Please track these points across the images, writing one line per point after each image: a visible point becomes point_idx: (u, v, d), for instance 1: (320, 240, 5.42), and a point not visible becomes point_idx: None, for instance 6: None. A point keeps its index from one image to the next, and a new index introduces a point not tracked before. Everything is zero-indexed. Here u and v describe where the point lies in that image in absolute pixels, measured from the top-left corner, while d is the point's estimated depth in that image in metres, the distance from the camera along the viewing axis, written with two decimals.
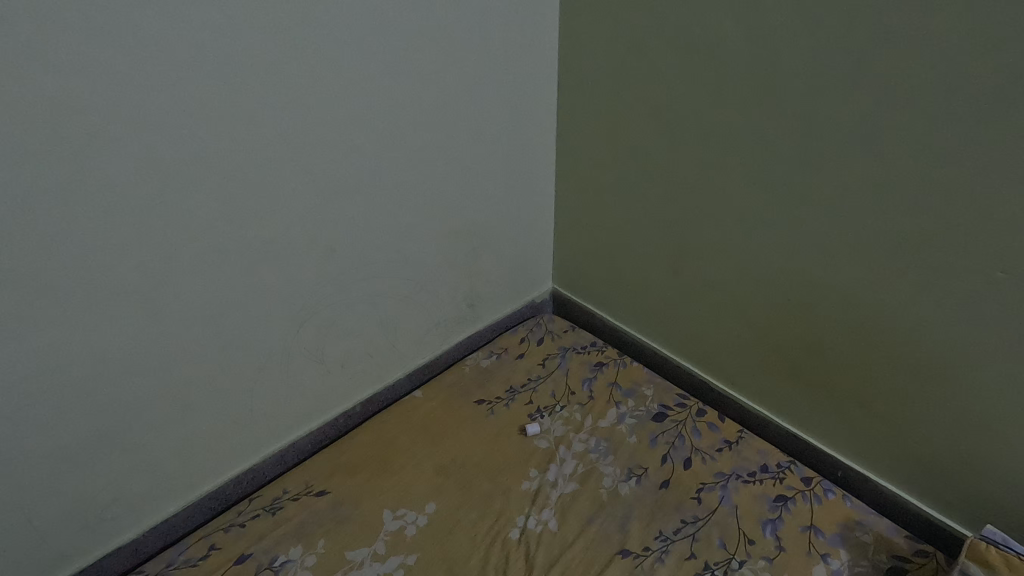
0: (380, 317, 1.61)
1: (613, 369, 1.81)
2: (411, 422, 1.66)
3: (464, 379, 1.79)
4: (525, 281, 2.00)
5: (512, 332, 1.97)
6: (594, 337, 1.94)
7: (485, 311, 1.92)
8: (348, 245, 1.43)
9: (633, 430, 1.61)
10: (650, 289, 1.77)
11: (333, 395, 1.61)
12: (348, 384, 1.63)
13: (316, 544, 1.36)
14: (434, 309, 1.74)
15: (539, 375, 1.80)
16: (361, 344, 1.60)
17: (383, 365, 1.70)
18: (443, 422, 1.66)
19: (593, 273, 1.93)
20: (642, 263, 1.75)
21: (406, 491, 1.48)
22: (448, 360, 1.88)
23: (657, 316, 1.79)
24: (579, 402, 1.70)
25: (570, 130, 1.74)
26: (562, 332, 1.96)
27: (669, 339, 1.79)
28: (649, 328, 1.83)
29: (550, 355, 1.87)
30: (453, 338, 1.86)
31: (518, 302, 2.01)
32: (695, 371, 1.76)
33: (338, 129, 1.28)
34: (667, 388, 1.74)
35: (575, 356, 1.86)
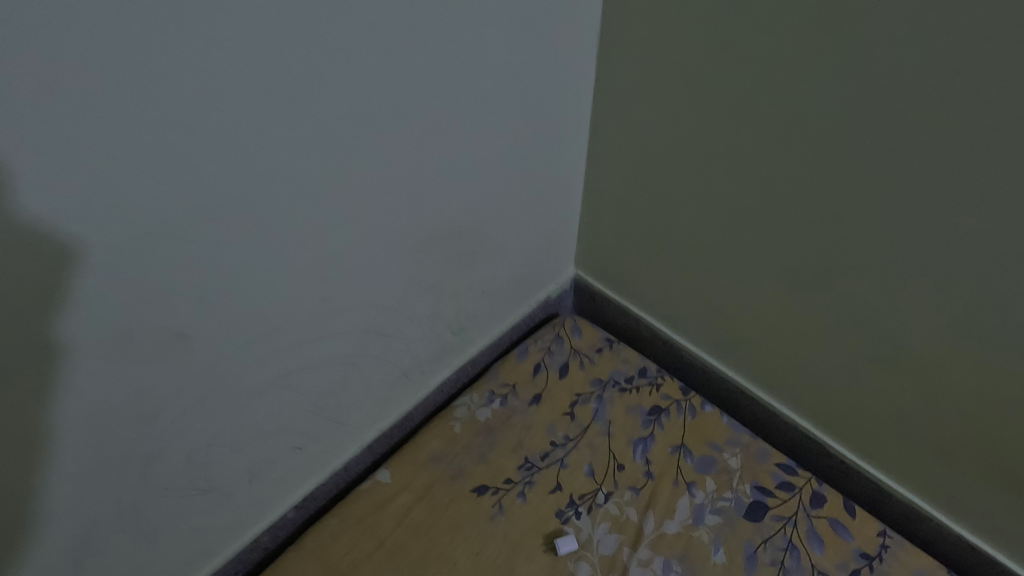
0: (309, 395, 0.95)
1: (677, 423, 1.20)
2: (380, 539, 1.07)
3: (455, 448, 1.18)
4: (537, 277, 1.32)
5: (520, 354, 1.32)
6: (643, 359, 1.31)
7: (477, 332, 1.25)
8: (226, 306, 0.74)
9: (718, 540, 1.05)
10: (748, 308, 1.11)
11: (245, 515, 1.00)
12: (269, 493, 1.01)
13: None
14: (399, 355, 1.08)
15: (567, 435, 1.20)
16: (281, 439, 0.96)
17: (324, 451, 1.07)
18: (429, 536, 1.08)
19: (645, 268, 1.25)
20: (741, 271, 1.07)
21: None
22: (427, 408, 1.25)
23: (752, 345, 1.16)
24: (633, 486, 1.13)
25: (622, 42, 0.97)
26: (594, 353, 1.32)
27: (770, 378, 1.17)
28: (734, 356, 1.21)
29: (580, 397, 1.25)
30: (432, 380, 1.22)
31: (526, 308, 1.35)
32: (804, 428, 1.17)
33: (140, 89, 0.54)
34: (762, 456, 1.15)
35: (618, 398, 1.25)
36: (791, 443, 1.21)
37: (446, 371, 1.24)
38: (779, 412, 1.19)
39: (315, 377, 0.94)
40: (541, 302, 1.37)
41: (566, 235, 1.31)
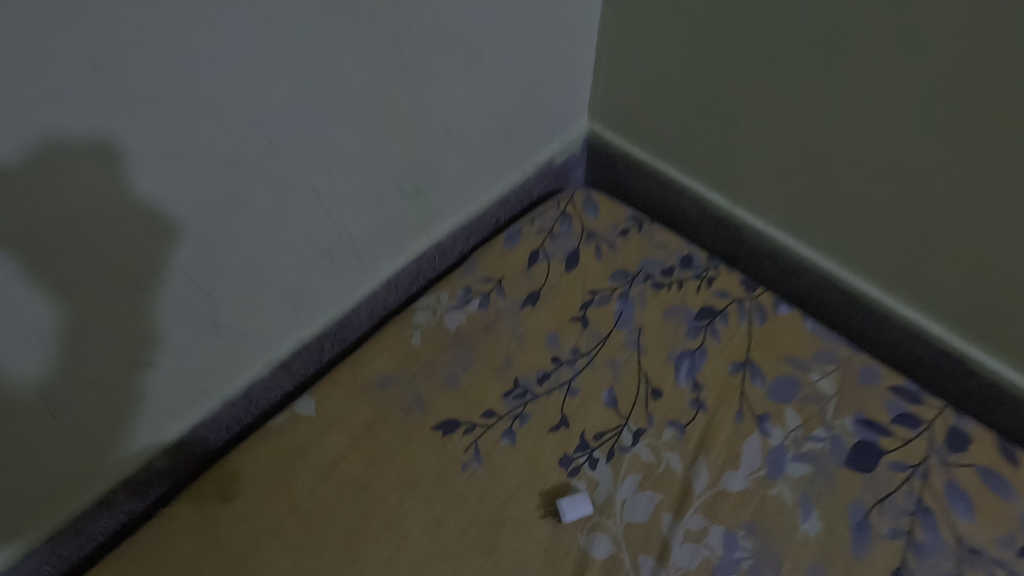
0: (210, 257, 0.61)
1: (739, 332, 0.82)
2: (296, 500, 0.72)
3: (412, 369, 0.81)
4: (531, 125, 0.91)
5: (509, 240, 0.93)
6: (687, 245, 0.91)
7: (445, 201, 0.86)
8: (116, 159, 0.49)
9: (808, 501, 0.69)
10: (858, 150, 0.70)
11: (131, 435, 0.68)
12: (168, 405, 0.69)
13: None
14: (355, 211, 0.73)
15: (576, 349, 0.82)
16: (175, 325, 0.63)
17: (245, 348, 0.74)
18: (369, 494, 0.72)
19: (692, 104, 0.83)
20: (854, 88, 0.66)
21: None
22: (376, 314, 0.87)
23: (857, 211, 0.75)
24: (674, 421, 0.75)
25: None
26: (616, 237, 0.92)
27: (883, 264, 0.78)
28: (825, 233, 0.81)
29: (596, 296, 0.86)
30: (378, 272, 0.83)
31: (519, 175, 0.95)
32: (937, 336, 0.78)
33: None
34: (870, 377, 0.77)
35: (650, 297, 0.86)
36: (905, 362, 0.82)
37: (401, 260, 0.85)
38: (898, 314, 0.79)
39: (256, 236, 0.64)
40: (540, 168, 0.97)
41: (572, 66, 0.89)
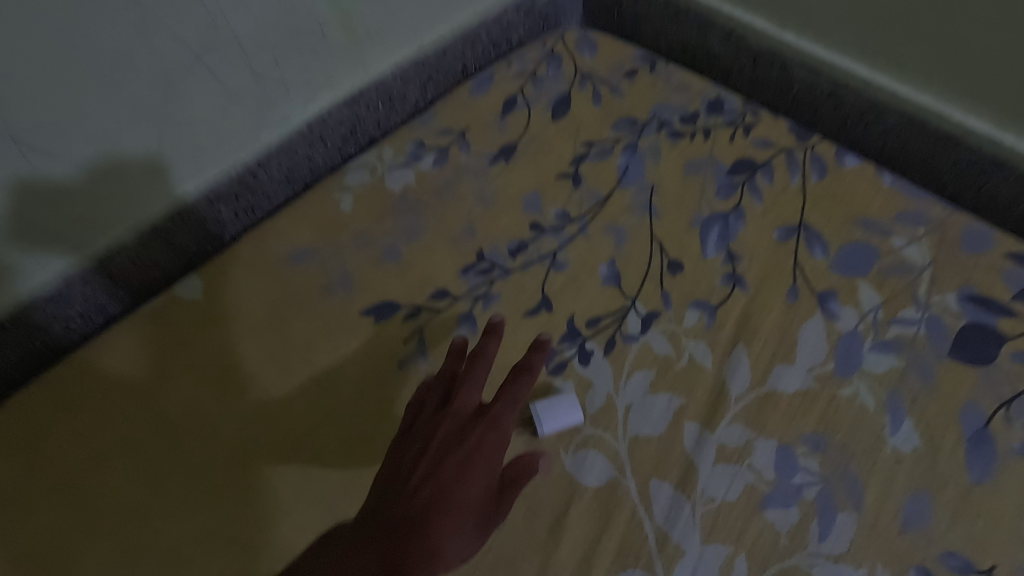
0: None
1: (790, 190, 0.59)
2: (161, 405, 0.51)
3: (337, 242, 0.59)
4: None
5: (478, 86, 0.69)
6: (715, 87, 0.68)
7: (384, 18, 0.62)
8: None
9: (898, 405, 0.47)
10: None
11: (70, 246, 0.53)
12: (116, 212, 0.54)
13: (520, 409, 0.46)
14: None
15: (564, 214, 0.60)
16: (124, 78, 0.47)
17: (217, 161, 0.57)
18: (267, 399, 0.51)
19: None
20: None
21: (452, 488, 0.41)
22: (296, 178, 0.65)
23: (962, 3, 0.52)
24: (701, 302, 0.53)
25: None
26: (620, 79, 0.69)
27: (997, 83, 0.55)
28: (910, 49, 0.58)
29: (592, 148, 0.64)
30: (292, 115, 0.61)
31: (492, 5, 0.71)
32: None
33: None
34: (978, 243, 0.54)
35: (667, 148, 0.63)
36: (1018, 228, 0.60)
37: (325, 102, 0.63)
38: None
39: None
40: None
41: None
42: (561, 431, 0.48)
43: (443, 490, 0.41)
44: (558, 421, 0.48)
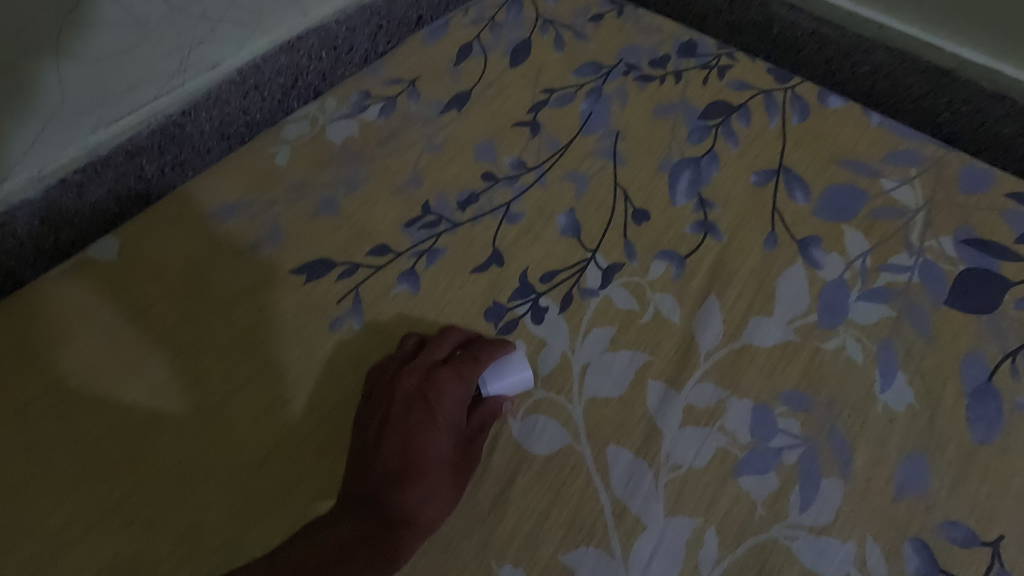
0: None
1: (769, 132, 0.54)
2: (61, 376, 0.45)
3: (268, 196, 0.54)
4: None
5: (432, 33, 0.64)
6: (688, 30, 0.62)
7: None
8: None
9: (890, 357, 0.42)
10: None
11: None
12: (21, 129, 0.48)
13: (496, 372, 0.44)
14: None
15: (521, 163, 0.54)
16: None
17: (135, 97, 0.52)
18: (202, 374, 0.46)
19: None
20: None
21: (424, 445, 0.39)
22: (229, 131, 0.58)
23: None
24: (670, 251, 0.48)
25: None
26: (586, 23, 0.63)
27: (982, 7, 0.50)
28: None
29: (553, 95, 0.58)
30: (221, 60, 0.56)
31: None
32: None
33: None
34: (977, 183, 0.49)
35: (635, 93, 0.58)
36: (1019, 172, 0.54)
37: (261, 46, 0.58)
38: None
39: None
40: None
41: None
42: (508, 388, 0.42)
43: (416, 443, 0.39)
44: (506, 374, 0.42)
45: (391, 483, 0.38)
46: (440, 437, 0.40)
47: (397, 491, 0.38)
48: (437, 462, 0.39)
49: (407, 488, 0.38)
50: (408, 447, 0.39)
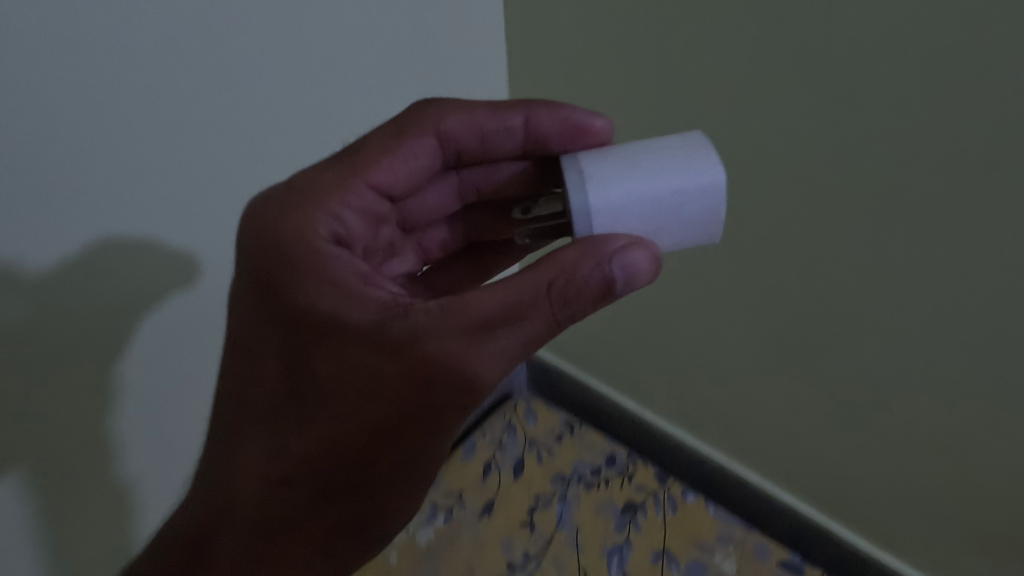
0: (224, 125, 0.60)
1: (658, 522, 0.81)
2: None
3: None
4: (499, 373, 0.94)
5: (466, 454, 0.90)
6: (611, 441, 0.90)
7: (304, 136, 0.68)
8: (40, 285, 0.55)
9: None
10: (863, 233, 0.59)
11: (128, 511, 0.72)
12: (68, 409, 0.62)
13: (469, 134, 0.51)
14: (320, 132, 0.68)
15: (520, 552, 0.80)
16: (166, 189, 0.59)
17: (113, 214, 0.57)
18: None
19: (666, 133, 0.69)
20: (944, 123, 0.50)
21: (295, 221, 0.45)
22: None
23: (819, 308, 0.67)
24: None
25: None
26: (554, 442, 0.91)
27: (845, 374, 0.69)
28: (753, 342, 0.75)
29: (539, 501, 0.84)
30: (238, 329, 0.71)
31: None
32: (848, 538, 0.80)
33: None
34: (764, 554, 0.77)
35: (580, 489, 0.85)
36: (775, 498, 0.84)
37: None
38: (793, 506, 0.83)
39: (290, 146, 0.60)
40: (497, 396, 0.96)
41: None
42: (685, 241, 0.49)
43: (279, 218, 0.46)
44: (673, 234, 0.48)
45: (284, 258, 0.45)
46: (316, 205, 0.46)
47: (266, 282, 0.45)
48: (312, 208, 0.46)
49: (270, 265, 0.45)
50: (309, 193, 0.47)
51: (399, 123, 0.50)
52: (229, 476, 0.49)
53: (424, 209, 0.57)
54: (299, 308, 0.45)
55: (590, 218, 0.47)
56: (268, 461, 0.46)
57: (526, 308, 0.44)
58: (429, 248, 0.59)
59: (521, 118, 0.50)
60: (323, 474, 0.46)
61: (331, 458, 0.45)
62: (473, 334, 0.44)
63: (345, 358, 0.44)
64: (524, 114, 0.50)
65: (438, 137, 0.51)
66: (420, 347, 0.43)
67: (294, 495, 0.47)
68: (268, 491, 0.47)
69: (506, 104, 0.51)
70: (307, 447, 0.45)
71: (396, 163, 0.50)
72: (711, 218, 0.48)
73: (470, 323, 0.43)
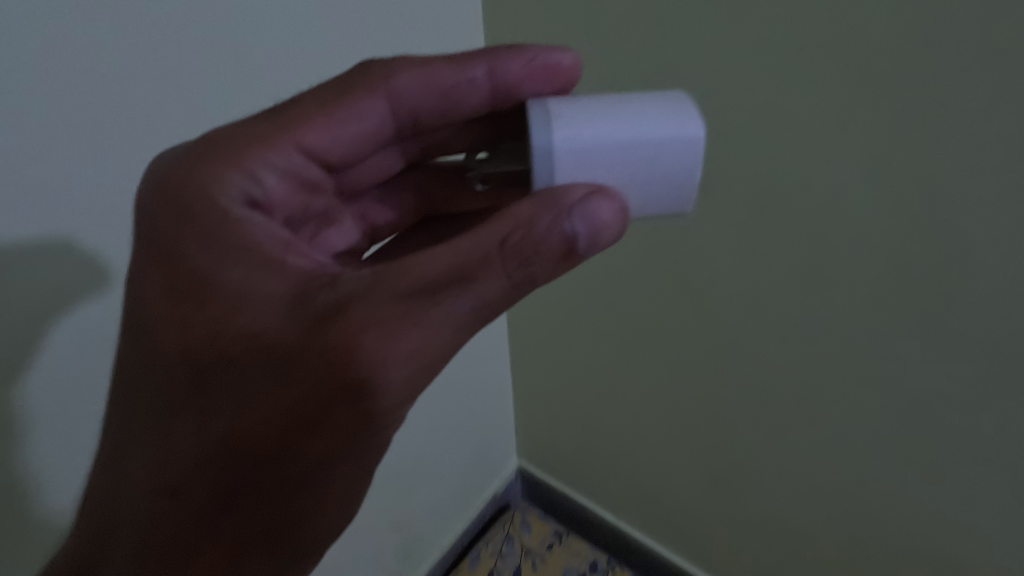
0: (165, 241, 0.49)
1: None
2: None
3: None
4: (483, 469, 1.05)
5: (472, 564, 1.02)
6: (592, 548, 1.03)
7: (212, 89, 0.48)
8: None
9: None
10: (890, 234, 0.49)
11: None
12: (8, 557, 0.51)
13: (427, 93, 0.44)
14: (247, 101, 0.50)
15: None
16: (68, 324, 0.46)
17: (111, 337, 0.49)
18: None
19: (711, 44, 0.51)
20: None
21: (211, 176, 0.38)
22: None
23: (798, 289, 0.58)
24: None
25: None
26: (546, 551, 1.02)
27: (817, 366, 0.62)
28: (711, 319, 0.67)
29: None
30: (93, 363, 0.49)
31: (468, 413, 0.95)
32: None
33: None
34: None
35: None
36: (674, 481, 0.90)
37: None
38: None
39: None
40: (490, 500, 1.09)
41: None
42: (655, 203, 0.43)
43: (193, 174, 0.39)
44: (641, 192, 0.43)
45: (199, 219, 0.38)
46: (237, 159, 0.39)
47: (179, 247, 0.38)
48: (232, 164, 0.39)
49: (184, 230, 0.38)
50: (224, 144, 0.39)
51: (342, 80, 0.43)
52: (108, 493, 0.39)
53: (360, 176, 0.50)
54: (206, 274, 0.38)
55: (551, 159, 0.41)
56: (152, 463, 0.36)
57: (476, 269, 0.37)
58: (376, 225, 0.53)
59: (484, 71, 0.44)
60: (218, 483, 0.36)
61: (227, 462, 0.35)
62: (412, 298, 0.36)
63: (257, 330, 0.36)
64: (489, 67, 0.44)
65: (390, 98, 0.44)
66: (364, 309, 0.35)
67: (181, 513, 0.36)
68: (149, 508, 0.37)
69: (467, 53, 0.44)
70: (199, 446, 0.35)
71: (333, 125, 0.43)
72: (686, 179, 0.42)
73: (409, 284, 0.36)
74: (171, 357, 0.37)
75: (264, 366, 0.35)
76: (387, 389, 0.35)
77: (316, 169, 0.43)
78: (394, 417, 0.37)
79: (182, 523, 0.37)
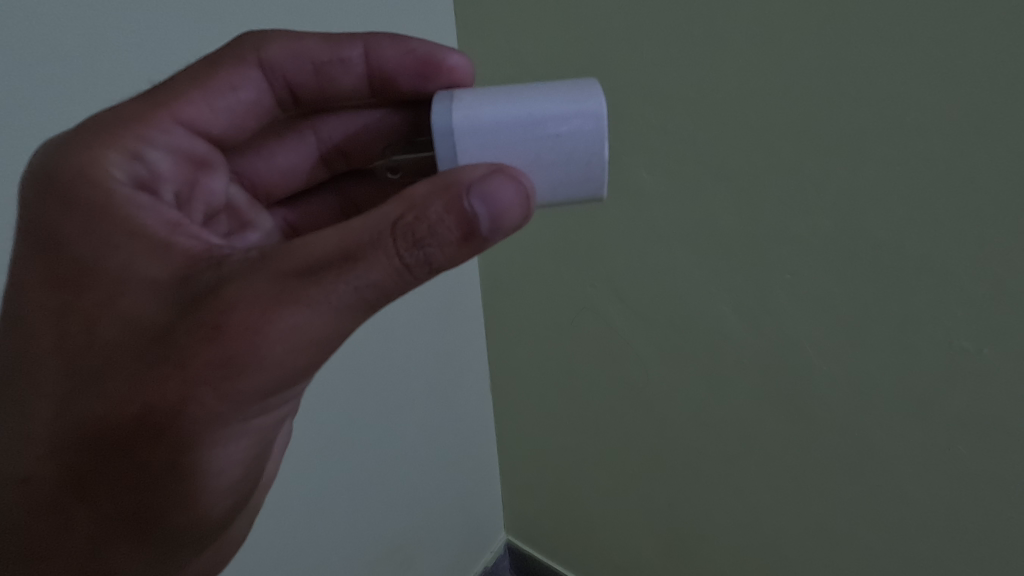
0: None
1: None
2: None
3: None
4: (473, 536, 1.05)
5: None
6: None
7: (132, 53, 0.44)
8: None
9: None
10: (805, 187, 0.50)
11: None
12: None
13: (299, 67, 0.46)
14: (163, 72, 0.47)
15: None
16: None
17: None
18: None
19: (650, 157, 0.58)
20: (933, 144, 0.43)
21: (96, 159, 0.37)
22: None
23: (733, 330, 0.61)
24: None
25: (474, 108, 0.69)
26: None
27: (745, 336, 0.61)
28: (645, 289, 0.66)
29: None
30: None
31: (450, 452, 0.92)
32: None
33: None
34: None
35: None
36: (607, 481, 0.89)
37: None
38: None
39: None
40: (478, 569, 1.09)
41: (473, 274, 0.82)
42: (565, 187, 0.42)
43: (76, 158, 0.37)
44: (548, 173, 0.42)
45: (83, 205, 0.37)
46: (122, 141, 0.39)
47: (60, 235, 0.36)
48: (115, 145, 0.39)
49: (67, 217, 0.37)
50: (106, 125, 0.39)
51: (213, 55, 0.44)
52: None
53: (274, 169, 0.52)
54: (86, 259, 0.36)
55: (452, 138, 0.41)
56: (17, 457, 0.34)
57: (364, 250, 0.35)
58: (297, 225, 0.54)
59: (360, 50, 0.46)
60: (75, 471, 0.33)
61: (86, 446, 0.33)
62: (292, 280, 0.34)
63: (133, 314, 0.34)
64: (364, 47, 0.46)
65: (263, 70, 0.45)
66: (246, 288, 0.34)
67: (35, 504, 0.34)
68: (14, 504, 0.34)
69: (343, 36, 0.46)
70: (59, 429, 0.34)
71: (210, 98, 0.44)
72: (593, 160, 0.41)
73: (290, 265, 0.34)
74: (42, 343, 0.35)
75: (135, 349, 0.34)
76: (261, 369, 0.34)
77: (202, 146, 0.44)
78: (271, 398, 0.36)
79: (35, 517, 0.34)
